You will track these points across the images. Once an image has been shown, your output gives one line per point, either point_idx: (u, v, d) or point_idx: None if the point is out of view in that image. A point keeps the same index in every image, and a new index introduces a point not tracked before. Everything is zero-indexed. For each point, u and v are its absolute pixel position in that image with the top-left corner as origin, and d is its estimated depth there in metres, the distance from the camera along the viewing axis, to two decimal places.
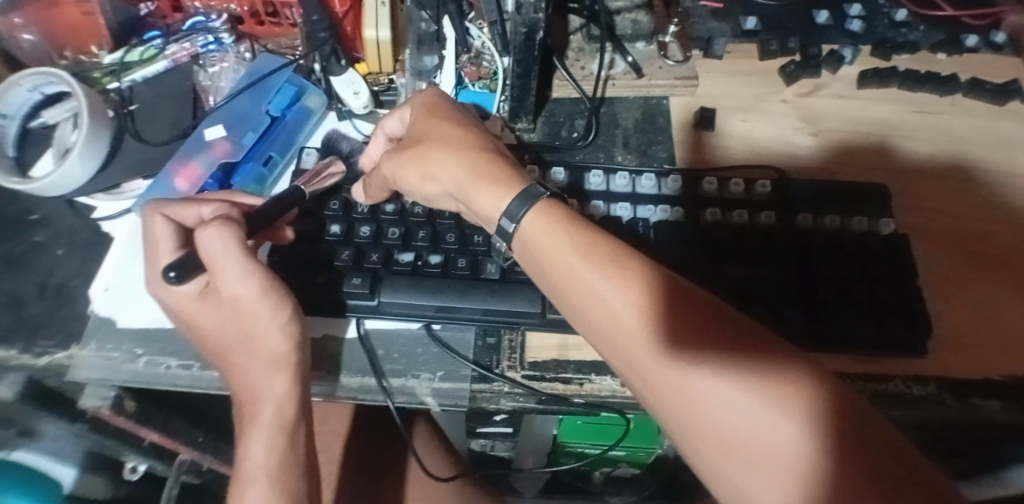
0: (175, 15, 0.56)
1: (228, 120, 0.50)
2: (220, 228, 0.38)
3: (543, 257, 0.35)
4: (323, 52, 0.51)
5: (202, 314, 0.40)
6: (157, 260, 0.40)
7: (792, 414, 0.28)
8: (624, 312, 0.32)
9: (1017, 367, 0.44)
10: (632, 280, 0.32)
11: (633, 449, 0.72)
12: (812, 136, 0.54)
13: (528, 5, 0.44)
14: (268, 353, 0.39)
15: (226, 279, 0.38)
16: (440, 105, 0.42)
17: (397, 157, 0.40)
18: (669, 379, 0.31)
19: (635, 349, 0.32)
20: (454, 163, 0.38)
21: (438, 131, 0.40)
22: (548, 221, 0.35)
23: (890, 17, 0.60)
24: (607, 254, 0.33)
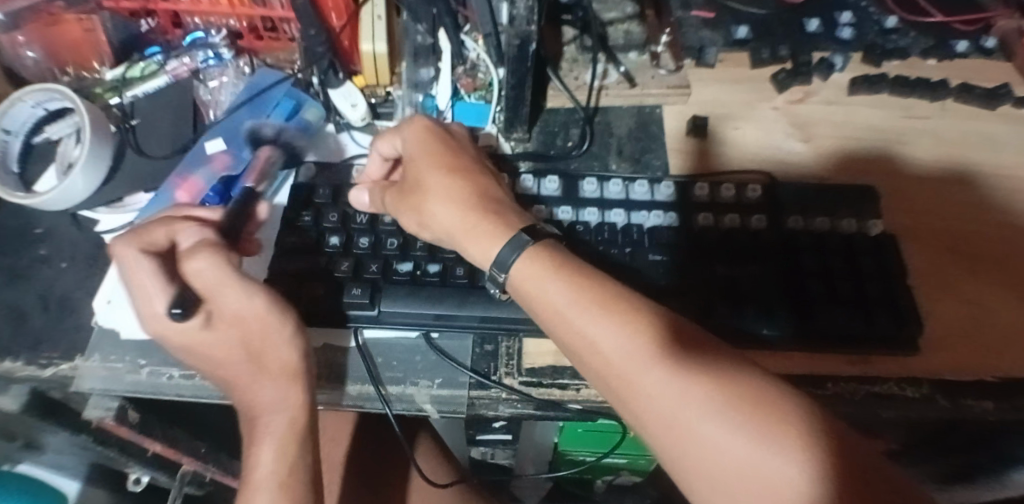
0: (174, 31, 0.56)
1: (227, 133, 0.51)
2: (214, 255, 0.38)
3: (536, 300, 0.35)
4: (320, 66, 0.53)
5: (206, 343, 0.39)
6: (144, 301, 0.38)
7: (784, 447, 0.28)
8: (619, 358, 0.32)
9: (1007, 367, 0.44)
10: (625, 325, 0.33)
11: (634, 457, 0.73)
12: (803, 142, 0.54)
13: (521, 17, 0.45)
14: (279, 366, 0.40)
15: (229, 298, 0.38)
16: (432, 140, 0.42)
17: (400, 205, 0.42)
18: (659, 415, 0.31)
19: (632, 393, 0.32)
20: (445, 216, 0.39)
21: (427, 174, 0.41)
22: (536, 263, 0.36)
23: (879, 24, 0.61)
24: (599, 297, 0.34)
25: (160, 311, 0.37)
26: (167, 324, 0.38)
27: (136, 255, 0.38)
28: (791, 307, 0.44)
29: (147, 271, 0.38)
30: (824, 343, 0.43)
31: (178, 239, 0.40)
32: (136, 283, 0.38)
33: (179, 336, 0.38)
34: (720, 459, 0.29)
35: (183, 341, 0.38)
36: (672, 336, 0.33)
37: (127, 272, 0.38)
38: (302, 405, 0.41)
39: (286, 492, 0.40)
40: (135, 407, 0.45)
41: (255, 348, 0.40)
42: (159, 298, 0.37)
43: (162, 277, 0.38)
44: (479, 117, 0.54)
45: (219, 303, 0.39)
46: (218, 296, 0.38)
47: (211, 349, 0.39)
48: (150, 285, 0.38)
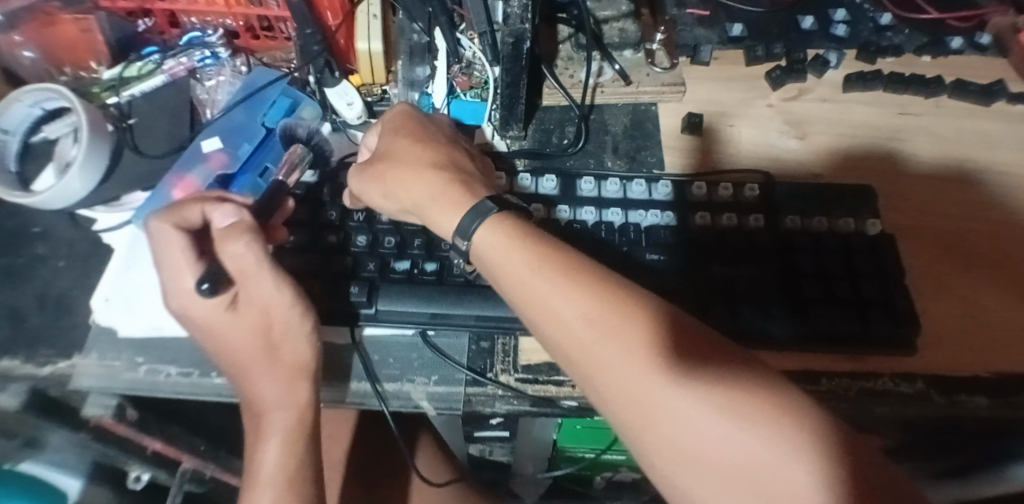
0: (171, 31, 0.56)
1: (224, 132, 0.51)
2: (250, 241, 0.40)
3: (507, 276, 0.35)
4: (317, 65, 0.51)
5: (230, 327, 0.40)
6: (177, 276, 0.40)
7: (744, 417, 0.29)
8: (586, 334, 0.32)
9: (1001, 363, 0.45)
10: (594, 300, 0.32)
11: (631, 453, 0.73)
12: (798, 139, 0.54)
13: (515, 16, 0.45)
14: (289, 361, 0.41)
15: (258, 286, 0.40)
16: (407, 123, 0.44)
17: (362, 176, 0.42)
18: (621, 386, 0.31)
19: (600, 368, 0.31)
20: (412, 183, 0.40)
21: (400, 149, 0.42)
22: (502, 236, 0.36)
23: (874, 21, 0.61)
24: (568, 272, 0.33)
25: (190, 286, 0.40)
26: (197, 299, 0.40)
27: (169, 230, 0.40)
28: (787, 307, 0.44)
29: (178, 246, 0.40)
30: (818, 342, 0.44)
31: (211, 219, 0.42)
32: (167, 255, 0.41)
33: (204, 313, 0.40)
34: (682, 431, 0.29)
35: (206, 317, 0.40)
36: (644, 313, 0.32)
37: (160, 245, 0.40)
38: (308, 405, 0.42)
39: (289, 490, 0.41)
40: (134, 405, 0.46)
41: (274, 338, 0.41)
42: (190, 274, 0.40)
43: (191, 252, 0.41)
44: (475, 115, 0.54)
45: (250, 291, 0.40)
46: (248, 284, 0.40)
47: (233, 333, 0.40)
48: (180, 259, 0.40)
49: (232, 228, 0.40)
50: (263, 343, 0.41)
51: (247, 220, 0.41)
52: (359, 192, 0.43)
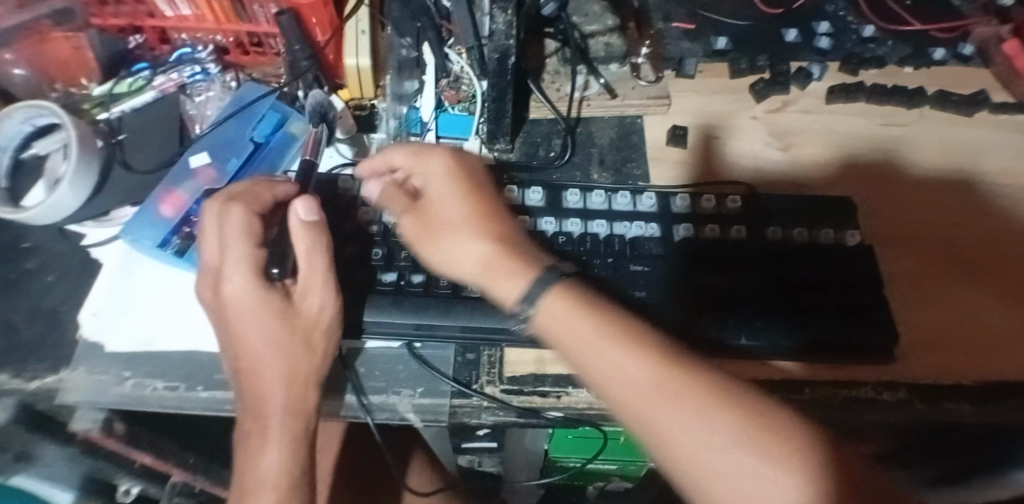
0: (163, 47, 0.57)
1: (213, 147, 0.51)
2: (320, 242, 0.43)
3: (560, 330, 0.33)
4: (306, 80, 0.53)
5: (265, 323, 0.41)
6: (229, 259, 0.41)
7: (791, 477, 0.27)
8: (647, 387, 0.30)
9: (987, 372, 0.45)
10: (653, 355, 0.31)
11: (623, 463, 0.75)
12: (782, 150, 0.55)
13: (500, 32, 0.46)
14: (304, 371, 0.41)
15: (318, 291, 0.42)
16: (455, 172, 0.42)
17: (417, 229, 0.40)
18: (663, 432, 0.29)
19: (666, 425, 0.29)
20: (471, 248, 0.38)
21: (455, 209, 0.40)
22: (537, 280, 0.35)
23: (858, 33, 0.62)
24: (624, 330, 0.32)
25: (239, 276, 0.41)
26: (248, 283, 0.41)
27: (248, 215, 0.42)
28: (783, 322, 0.44)
29: (246, 230, 0.41)
30: (813, 354, 0.44)
31: (294, 206, 0.43)
32: (229, 237, 0.41)
33: (252, 300, 0.41)
34: (726, 481, 0.28)
35: (253, 305, 0.41)
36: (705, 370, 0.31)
37: (230, 225, 0.41)
38: (306, 411, 0.42)
39: (288, 493, 0.40)
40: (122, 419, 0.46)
41: (310, 340, 0.42)
42: (248, 259, 0.41)
43: (254, 240, 0.42)
44: (463, 127, 0.54)
45: (306, 295, 0.42)
46: (308, 288, 0.42)
47: (268, 327, 0.41)
48: (243, 242, 0.41)
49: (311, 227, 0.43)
50: (299, 347, 0.41)
51: (318, 221, 0.43)
52: (415, 246, 0.41)
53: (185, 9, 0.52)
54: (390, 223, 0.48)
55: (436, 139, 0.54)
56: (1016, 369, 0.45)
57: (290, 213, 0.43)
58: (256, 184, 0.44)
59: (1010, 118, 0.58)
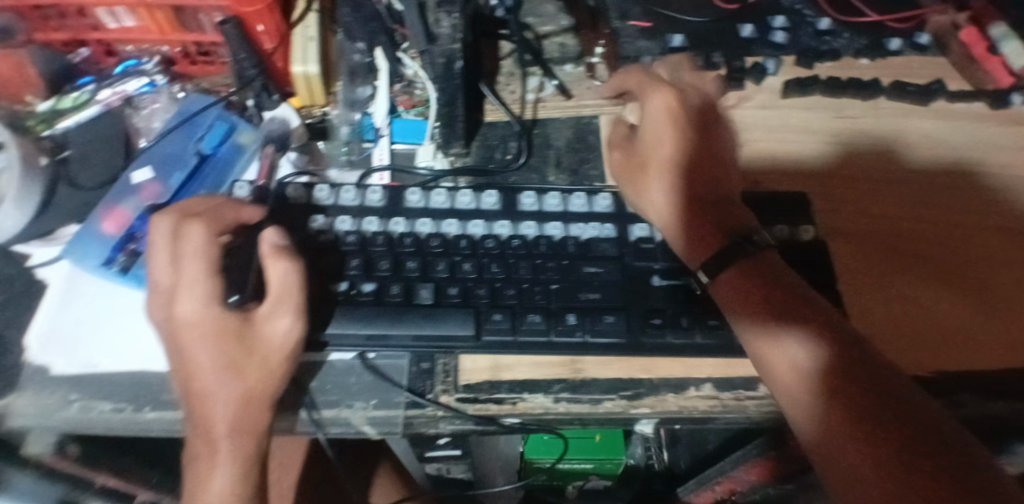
0: (108, 60, 0.55)
1: (157, 161, 0.50)
2: (292, 263, 0.42)
3: (737, 303, 0.43)
4: (253, 88, 0.52)
5: (215, 348, 0.40)
6: (187, 278, 0.41)
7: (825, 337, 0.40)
8: (803, 364, 0.39)
9: (944, 363, 0.45)
10: (816, 334, 0.40)
11: (599, 459, 0.77)
12: (737, 147, 0.55)
13: (445, 36, 0.45)
14: (255, 394, 0.40)
15: (285, 313, 0.41)
16: (676, 122, 0.50)
17: (648, 175, 0.49)
18: (744, 298, 0.42)
19: (804, 380, 0.39)
20: (675, 198, 0.48)
21: (667, 156, 0.49)
22: (681, 184, 0.49)
23: (813, 26, 0.62)
24: (763, 290, 0.42)
25: (193, 297, 0.40)
26: (202, 303, 0.40)
27: (204, 233, 0.41)
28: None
29: (202, 251, 0.41)
30: None
31: (268, 233, 0.42)
32: (186, 256, 0.41)
33: (206, 320, 0.40)
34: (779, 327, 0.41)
35: (207, 327, 0.40)
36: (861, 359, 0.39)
37: (187, 244, 0.41)
38: (255, 432, 0.40)
39: None
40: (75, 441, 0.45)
41: (268, 363, 0.40)
42: (205, 281, 0.41)
43: (213, 260, 0.41)
44: (418, 133, 0.54)
45: (271, 319, 0.41)
46: (274, 310, 0.41)
47: (222, 350, 0.40)
48: (203, 261, 0.41)
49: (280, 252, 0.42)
50: (257, 370, 0.40)
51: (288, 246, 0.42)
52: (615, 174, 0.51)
53: (129, 21, 0.51)
54: (341, 233, 0.47)
55: (390, 145, 0.53)
56: (972, 358, 0.46)
57: (263, 237, 0.42)
58: (218, 204, 0.44)
59: (966, 106, 0.59)
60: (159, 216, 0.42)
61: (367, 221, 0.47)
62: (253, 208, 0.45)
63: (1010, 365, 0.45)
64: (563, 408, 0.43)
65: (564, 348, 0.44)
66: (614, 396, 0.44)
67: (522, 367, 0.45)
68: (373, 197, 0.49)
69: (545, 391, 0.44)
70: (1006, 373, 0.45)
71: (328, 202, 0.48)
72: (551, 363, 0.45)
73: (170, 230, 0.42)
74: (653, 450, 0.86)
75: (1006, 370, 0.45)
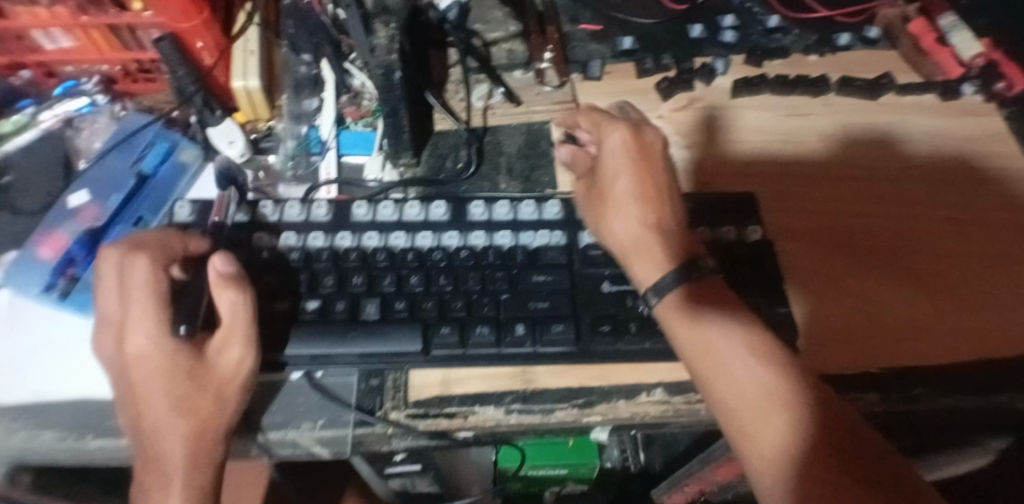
0: (49, 81, 0.55)
1: (95, 184, 0.50)
2: (239, 293, 0.41)
3: (686, 331, 0.40)
4: (195, 105, 0.51)
5: (161, 381, 0.39)
6: (130, 311, 0.41)
7: (770, 365, 0.37)
8: (754, 400, 0.37)
9: (893, 356, 0.45)
10: (768, 363, 0.38)
11: (574, 465, 0.76)
12: (686, 148, 0.55)
13: (382, 47, 0.45)
14: (202, 423, 0.39)
15: (234, 344, 0.40)
16: (636, 152, 0.48)
17: (604, 205, 0.47)
18: (688, 324, 0.40)
19: (759, 416, 0.36)
20: (632, 229, 0.45)
21: (620, 187, 0.47)
22: (643, 214, 0.46)
23: (763, 24, 0.62)
24: (711, 316, 0.40)
25: (143, 331, 0.40)
26: (149, 339, 0.40)
27: (143, 263, 0.41)
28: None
29: (148, 286, 0.41)
30: None
31: (212, 261, 0.41)
32: (132, 291, 0.41)
33: (156, 354, 0.40)
34: (723, 354, 0.38)
35: (157, 362, 0.40)
36: (817, 392, 0.36)
37: (133, 280, 0.41)
38: (211, 462, 0.40)
39: None
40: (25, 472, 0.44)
41: (218, 394, 0.40)
42: (150, 316, 0.40)
43: (157, 293, 0.41)
44: (366, 144, 0.54)
45: (220, 350, 0.40)
46: (222, 341, 0.40)
47: (172, 383, 0.40)
48: (144, 295, 0.41)
49: (228, 279, 0.41)
50: (205, 401, 0.39)
51: (238, 274, 0.42)
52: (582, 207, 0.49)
53: (65, 42, 0.51)
54: (286, 249, 0.46)
55: (338, 157, 0.53)
56: (919, 353, 0.46)
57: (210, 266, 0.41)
58: (166, 237, 0.44)
59: (918, 99, 0.58)
60: (105, 249, 0.42)
61: (313, 237, 0.47)
62: (201, 239, 0.45)
63: (956, 358, 0.45)
64: (514, 420, 0.43)
65: (514, 358, 0.44)
66: (566, 405, 0.44)
67: (472, 379, 0.44)
68: (319, 212, 0.48)
69: (495, 403, 0.44)
70: (953, 367, 0.45)
71: (272, 219, 0.48)
72: (501, 374, 0.45)
73: (117, 263, 0.42)
74: (629, 452, 0.81)
75: (953, 364, 0.45)
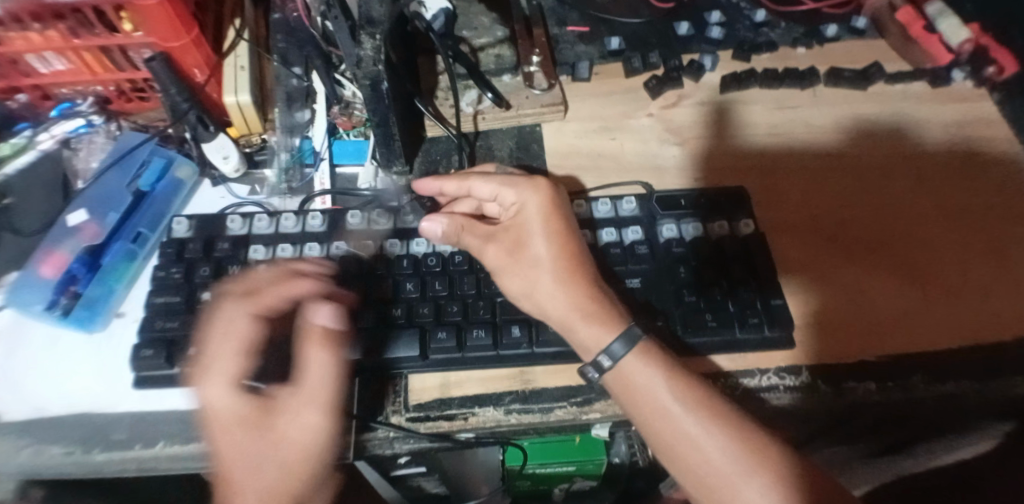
0: (45, 103, 0.55)
1: (92, 202, 0.50)
2: (330, 352, 0.39)
3: (644, 407, 0.40)
4: (189, 122, 0.52)
5: (232, 439, 0.38)
6: (220, 365, 0.39)
7: (726, 435, 0.39)
8: (727, 468, 0.38)
9: (888, 345, 0.46)
10: (725, 432, 0.39)
11: (581, 463, 0.76)
12: (678, 146, 0.55)
13: (368, 58, 0.45)
14: (272, 481, 0.38)
15: (308, 409, 0.38)
16: (548, 214, 0.45)
17: (519, 266, 0.44)
18: (640, 400, 0.40)
19: (733, 487, 0.38)
20: (559, 297, 0.42)
21: (536, 245, 0.44)
22: (568, 281, 0.43)
23: (750, 19, 0.63)
24: (660, 390, 0.40)
25: (224, 381, 0.38)
26: (228, 391, 0.38)
27: (244, 316, 0.40)
28: (680, 317, 0.45)
29: (240, 334, 0.40)
30: (718, 350, 0.45)
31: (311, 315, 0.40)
32: (220, 338, 0.40)
33: (234, 408, 0.38)
34: (678, 429, 0.40)
35: (236, 414, 0.38)
36: (776, 448, 0.39)
37: (224, 325, 0.40)
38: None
39: None
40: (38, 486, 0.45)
41: (285, 455, 0.38)
42: (238, 362, 0.39)
43: (246, 346, 0.40)
44: (359, 154, 0.54)
45: (296, 413, 0.38)
46: (299, 403, 0.38)
47: (241, 440, 0.38)
48: (231, 348, 0.39)
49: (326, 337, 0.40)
50: (257, 452, 0.38)
51: (337, 331, 0.40)
52: (496, 271, 0.44)
53: (59, 65, 0.51)
54: (282, 261, 0.47)
55: (332, 168, 0.54)
56: (914, 342, 0.46)
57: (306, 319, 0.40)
58: (272, 278, 0.42)
59: (906, 87, 0.59)
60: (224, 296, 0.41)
61: (309, 248, 0.47)
62: (302, 282, 0.42)
63: (953, 345, 0.46)
64: (514, 420, 0.43)
65: (510, 360, 0.45)
66: (565, 403, 0.44)
67: (470, 382, 0.45)
68: (314, 223, 0.49)
69: (495, 404, 0.44)
70: (949, 353, 0.45)
71: (268, 231, 0.48)
72: (499, 376, 0.45)
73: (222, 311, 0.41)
74: (636, 447, 0.81)
75: (949, 350, 0.45)
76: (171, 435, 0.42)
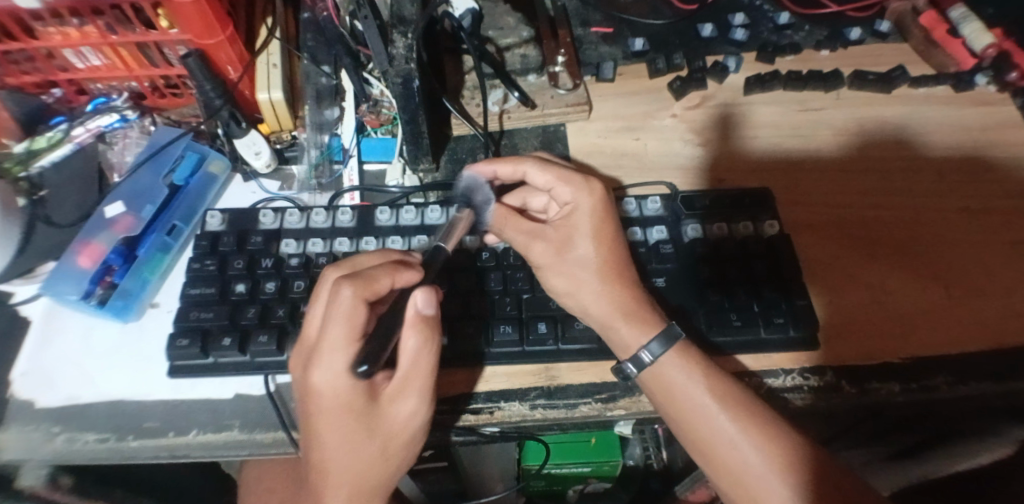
0: (80, 98, 0.57)
1: (129, 196, 0.51)
2: (430, 341, 0.38)
3: (679, 406, 0.41)
4: (222, 118, 0.53)
5: (332, 426, 0.37)
6: (329, 352, 0.36)
7: (755, 434, 0.39)
8: (759, 468, 0.39)
9: (911, 347, 0.46)
10: (758, 430, 0.39)
11: (597, 463, 0.77)
12: (701, 146, 0.56)
13: (399, 57, 0.45)
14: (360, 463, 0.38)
15: (411, 395, 0.38)
16: (599, 214, 0.44)
17: (558, 260, 0.44)
18: (674, 398, 0.41)
19: (766, 486, 0.38)
20: (603, 299, 0.43)
21: (578, 244, 0.44)
22: (606, 283, 0.43)
23: (774, 21, 0.63)
24: (693, 388, 0.41)
25: (337, 368, 0.36)
26: (338, 378, 0.36)
27: (356, 302, 0.36)
28: (705, 316, 0.45)
29: (354, 323, 0.36)
30: (741, 350, 0.45)
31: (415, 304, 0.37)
32: (331, 321, 0.36)
33: (337, 393, 0.36)
34: (710, 426, 0.40)
35: (342, 401, 0.36)
36: (805, 447, 0.39)
37: (336, 312, 0.36)
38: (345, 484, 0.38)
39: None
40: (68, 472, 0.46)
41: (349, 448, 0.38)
42: (347, 350, 0.36)
43: (353, 331, 0.36)
44: (386, 151, 0.55)
45: (395, 399, 0.38)
46: (400, 390, 0.38)
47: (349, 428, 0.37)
48: (340, 336, 0.36)
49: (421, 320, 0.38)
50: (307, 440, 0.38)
51: (434, 317, 0.38)
52: (540, 268, 0.44)
53: (95, 60, 0.52)
54: (313, 255, 0.47)
55: (360, 165, 0.55)
56: (939, 344, 0.46)
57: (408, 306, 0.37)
58: (377, 265, 0.39)
59: (930, 91, 0.59)
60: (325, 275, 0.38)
61: (339, 242, 0.48)
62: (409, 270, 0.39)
63: (977, 347, 0.46)
64: (539, 415, 0.44)
65: (537, 356, 0.45)
66: (589, 399, 0.45)
67: (496, 377, 0.45)
68: (343, 218, 0.49)
69: (521, 398, 0.44)
70: (968, 354, 0.45)
71: (299, 225, 0.49)
72: (525, 372, 0.45)
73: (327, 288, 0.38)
74: (651, 449, 0.85)
75: (969, 351, 0.46)
76: (204, 423, 0.43)
